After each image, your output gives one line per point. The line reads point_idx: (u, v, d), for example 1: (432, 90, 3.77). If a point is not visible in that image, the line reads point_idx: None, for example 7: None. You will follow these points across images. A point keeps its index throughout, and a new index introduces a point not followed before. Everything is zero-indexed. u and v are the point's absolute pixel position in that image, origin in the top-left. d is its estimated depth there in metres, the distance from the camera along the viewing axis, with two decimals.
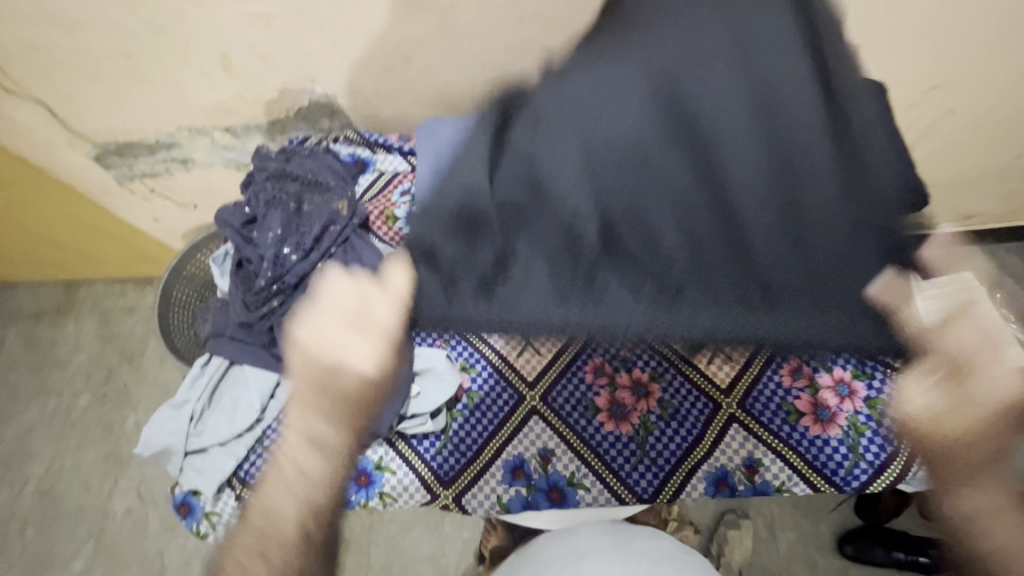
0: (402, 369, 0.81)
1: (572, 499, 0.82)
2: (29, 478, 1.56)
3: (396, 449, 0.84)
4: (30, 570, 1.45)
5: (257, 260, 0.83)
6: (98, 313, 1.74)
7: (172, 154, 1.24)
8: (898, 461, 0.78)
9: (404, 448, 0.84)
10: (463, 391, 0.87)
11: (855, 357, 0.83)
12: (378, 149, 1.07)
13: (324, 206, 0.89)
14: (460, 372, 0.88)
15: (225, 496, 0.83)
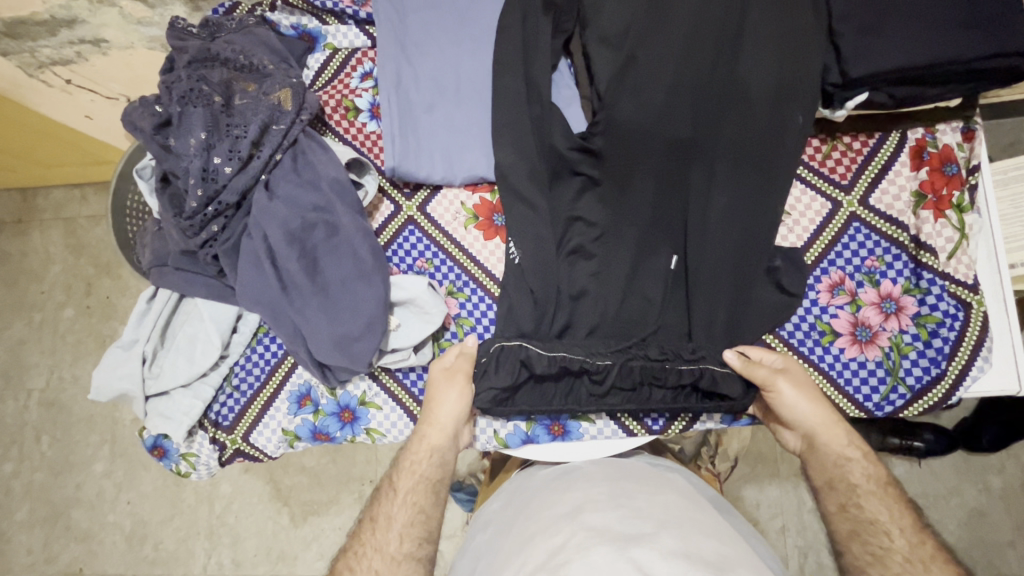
0: (375, 299, 0.68)
1: (576, 431, 0.75)
2: (31, 391, 1.48)
3: (380, 384, 0.76)
4: (55, 473, 1.45)
5: (183, 174, 0.67)
6: (62, 223, 1.54)
7: (78, 32, 0.99)
8: (941, 385, 0.69)
9: (390, 381, 0.76)
10: (451, 319, 0.76)
11: (908, 270, 0.71)
12: (327, 17, 0.84)
13: (259, 99, 0.70)
14: (447, 297, 0.77)
15: (199, 439, 0.76)
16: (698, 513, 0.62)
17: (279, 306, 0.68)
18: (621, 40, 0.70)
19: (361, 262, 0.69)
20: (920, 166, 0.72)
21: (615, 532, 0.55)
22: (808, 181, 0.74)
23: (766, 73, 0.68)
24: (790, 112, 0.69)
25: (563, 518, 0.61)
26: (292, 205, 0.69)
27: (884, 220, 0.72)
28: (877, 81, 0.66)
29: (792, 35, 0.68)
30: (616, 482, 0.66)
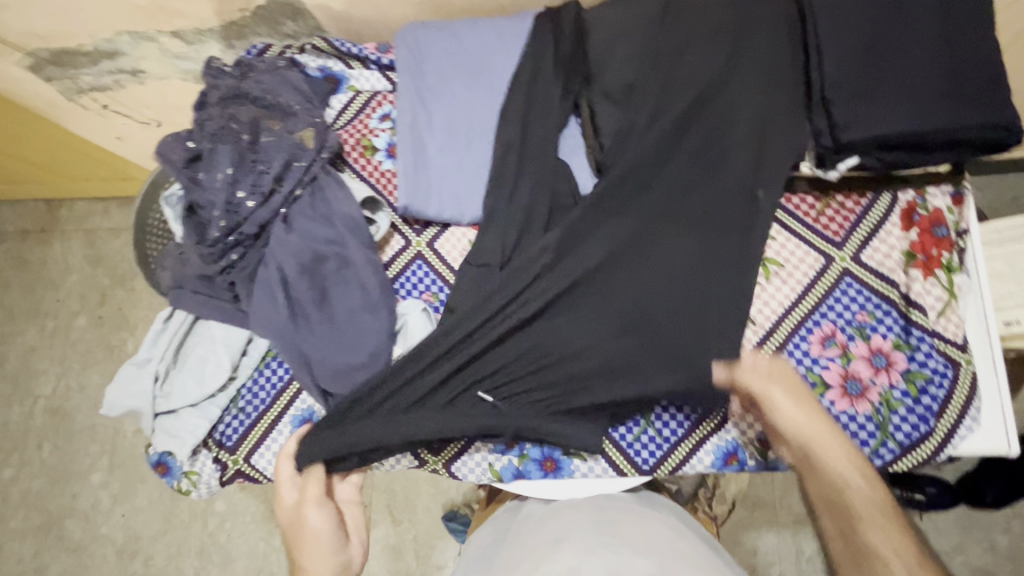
0: (379, 333, 0.71)
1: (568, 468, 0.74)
2: (38, 397, 1.51)
3: None
4: (53, 482, 1.46)
5: (207, 206, 0.71)
6: (83, 234, 1.59)
7: (118, 63, 1.06)
8: (930, 442, 0.70)
9: None
10: None
11: (899, 325, 0.73)
12: (353, 62, 0.90)
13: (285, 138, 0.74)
14: None
15: (203, 458, 0.78)
16: (680, 543, 0.66)
17: (285, 335, 0.70)
18: (624, 100, 0.76)
19: (369, 296, 0.72)
20: (911, 227, 0.75)
21: (597, 560, 0.59)
22: (799, 234, 0.77)
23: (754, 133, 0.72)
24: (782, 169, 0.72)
25: (547, 547, 0.64)
26: (307, 238, 0.72)
27: (876, 277, 0.74)
28: (866, 146, 0.70)
29: (782, 102, 0.73)
30: (600, 513, 0.70)
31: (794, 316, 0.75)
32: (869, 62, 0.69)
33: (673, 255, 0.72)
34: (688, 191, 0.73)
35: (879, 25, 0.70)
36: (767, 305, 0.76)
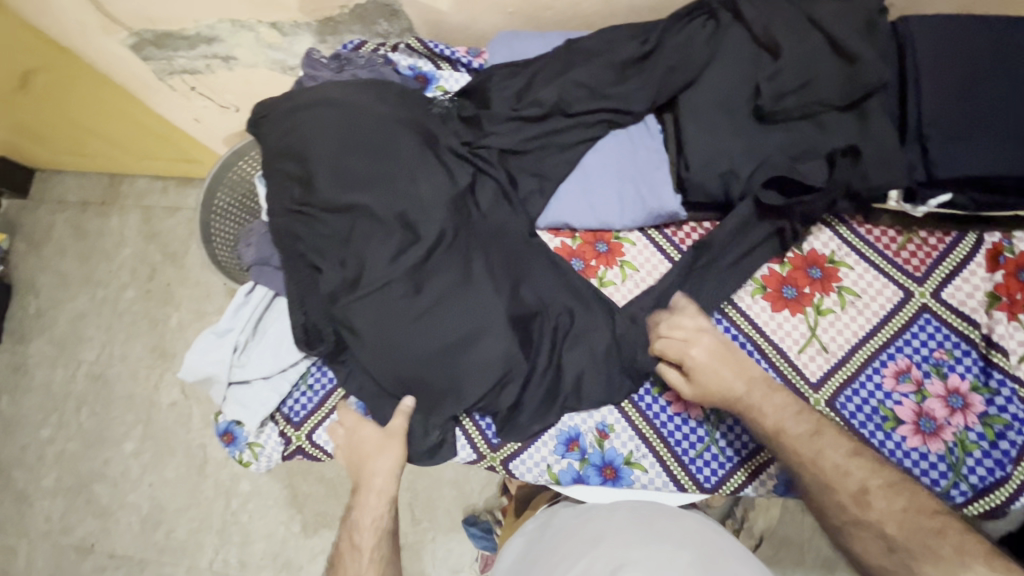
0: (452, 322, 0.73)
1: (627, 478, 0.75)
2: (81, 361, 1.54)
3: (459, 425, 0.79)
4: (87, 445, 1.48)
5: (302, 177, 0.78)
6: (140, 210, 1.61)
7: (213, 49, 1.11)
8: (1004, 489, 0.69)
9: (469, 425, 0.79)
10: None
11: (977, 367, 0.72)
12: (442, 63, 0.93)
13: (404, 104, 0.81)
14: None
15: (268, 430, 0.80)
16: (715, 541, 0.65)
17: (382, 318, 0.73)
18: (710, 115, 0.75)
19: (446, 287, 0.74)
20: (996, 268, 0.74)
21: (638, 552, 0.61)
22: (877, 264, 0.77)
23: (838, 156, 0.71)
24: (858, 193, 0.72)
25: (586, 545, 0.65)
26: (388, 214, 0.75)
27: (957, 316, 0.74)
28: (960, 184, 0.69)
29: (874, 132, 0.71)
30: (636, 509, 0.70)
31: (865, 349, 0.75)
32: (970, 102, 0.69)
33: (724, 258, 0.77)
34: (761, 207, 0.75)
35: (982, 67, 0.69)
36: (840, 331, 0.76)
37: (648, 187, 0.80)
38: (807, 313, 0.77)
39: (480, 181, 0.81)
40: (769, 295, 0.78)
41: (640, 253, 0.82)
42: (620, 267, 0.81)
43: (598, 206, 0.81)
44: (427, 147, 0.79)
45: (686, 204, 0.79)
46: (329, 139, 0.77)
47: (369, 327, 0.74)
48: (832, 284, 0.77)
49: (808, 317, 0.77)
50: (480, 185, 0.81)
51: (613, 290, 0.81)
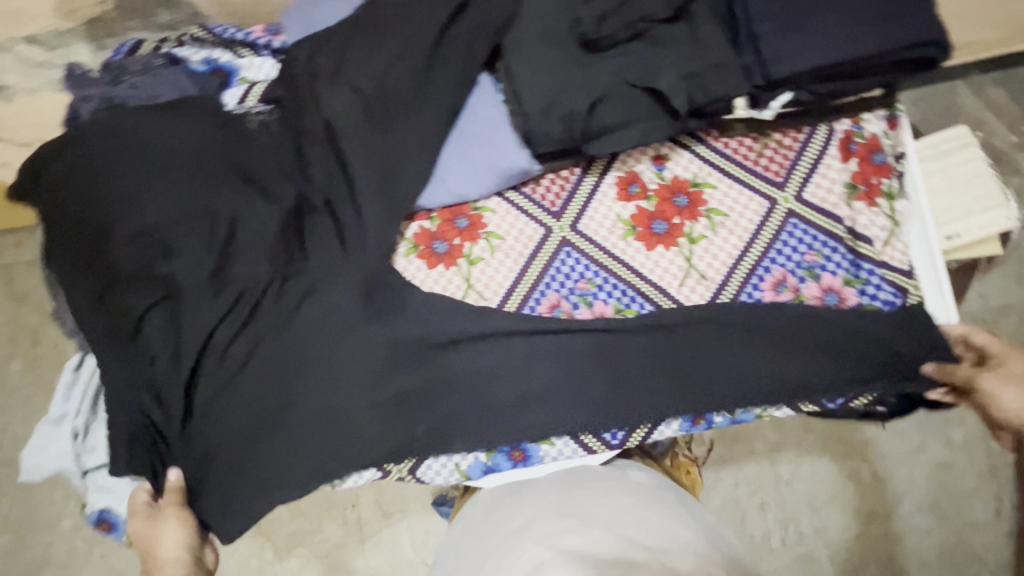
0: (311, 344, 0.69)
1: (537, 454, 0.72)
2: None
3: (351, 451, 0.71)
4: None
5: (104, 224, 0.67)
6: None
7: None
8: None
9: None
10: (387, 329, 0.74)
11: (848, 261, 0.72)
12: (238, 48, 0.80)
13: (202, 116, 0.71)
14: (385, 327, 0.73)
15: None
16: (642, 513, 0.65)
17: (242, 362, 0.67)
18: (535, 54, 0.67)
19: (296, 311, 0.69)
20: (850, 156, 0.73)
21: (566, 540, 0.61)
22: (739, 178, 0.74)
23: (675, 70, 0.64)
24: (704, 100, 0.65)
25: (514, 539, 0.65)
26: (199, 257, 0.67)
27: (822, 214, 0.72)
28: (797, 81, 0.65)
29: (699, 40, 0.65)
30: (565, 490, 0.69)
31: (742, 268, 0.73)
32: None
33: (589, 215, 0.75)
34: (607, 146, 0.68)
35: None
36: (714, 256, 0.73)
37: (491, 147, 0.72)
38: (682, 245, 0.74)
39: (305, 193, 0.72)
40: (641, 235, 0.74)
41: (504, 220, 0.76)
42: (485, 240, 0.75)
43: (449, 180, 0.73)
44: (237, 166, 0.70)
45: (536, 157, 0.72)
46: (122, 195, 0.67)
47: (222, 415, 0.67)
48: (700, 208, 0.74)
49: (683, 248, 0.74)
50: (310, 192, 0.72)
51: (483, 266, 0.74)
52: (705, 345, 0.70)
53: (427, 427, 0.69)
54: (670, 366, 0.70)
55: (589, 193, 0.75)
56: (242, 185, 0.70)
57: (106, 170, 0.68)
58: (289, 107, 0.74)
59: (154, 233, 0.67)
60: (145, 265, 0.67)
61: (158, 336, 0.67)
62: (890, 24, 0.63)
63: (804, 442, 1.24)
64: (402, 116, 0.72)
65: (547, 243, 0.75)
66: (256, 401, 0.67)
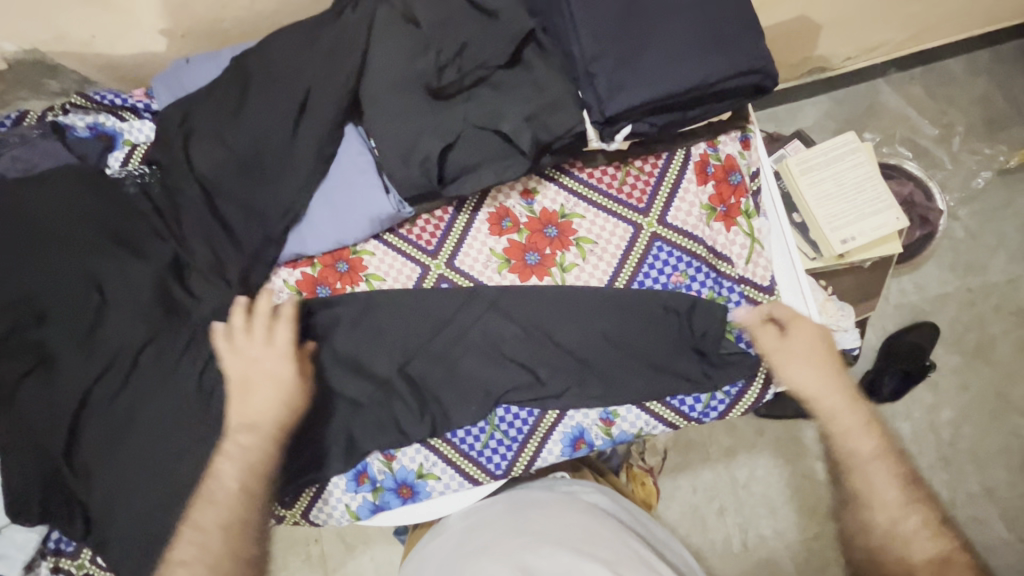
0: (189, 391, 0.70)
1: (425, 491, 0.75)
2: None
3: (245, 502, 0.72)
4: None
5: None
6: None
7: None
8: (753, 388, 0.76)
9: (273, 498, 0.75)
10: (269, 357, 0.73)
11: (710, 279, 0.75)
12: (121, 112, 0.83)
13: (75, 181, 0.74)
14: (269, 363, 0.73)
15: (42, 572, 0.72)
16: (599, 536, 0.63)
17: (123, 419, 0.69)
18: (387, 105, 0.70)
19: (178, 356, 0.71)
20: (706, 180, 0.76)
21: (518, 559, 0.58)
22: (605, 206, 0.77)
23: (516, 113, 0.68)
24: (544, 135, 0.69)
25: (468, 556, 0.62)
26: (76, 321, 0.69)
27: (683, 236, 0.75)
28: (634, 114, 0.68)
29: (536, 82, 0.69)
30: (522, 513, 0.67)
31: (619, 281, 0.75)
32: (623, 26, 0.67)
33: (466, 251, 0.78)
34: (465, 186, 0.72)
35: None
36: (588, 279, 0.76)
37: (358, 195, 0.75)
38: (555, 275, 0.76)
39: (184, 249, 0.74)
40: (514, 267, 0.76)
41: (382, 261, 0.78)
42: (366, 282, 0.77)
43: (323, 228, 0.76)
44: (116, 229, 0.73)
45: (404, 200, 0.74)
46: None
47: (106, 472, 0.68)
48: (570, 238, 0.77)
49: (556, 278, 0.76)
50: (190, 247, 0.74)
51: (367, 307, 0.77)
52: (582, 362, 0.74)
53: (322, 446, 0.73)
54: (552, 383, 0.73)
55: (463, 230, 0.78)
56: (114, 250, 0.72)
57: None
58: (163, 166, 0.76)
59: (27, 303, 0.69)
60: (19, 334, 0.69)
61: (33, 405, 0.68)
62: (714, 55, 0.67)
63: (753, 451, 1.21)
64: (271, 169, 0.75)
65: (425, 281, 0.77)
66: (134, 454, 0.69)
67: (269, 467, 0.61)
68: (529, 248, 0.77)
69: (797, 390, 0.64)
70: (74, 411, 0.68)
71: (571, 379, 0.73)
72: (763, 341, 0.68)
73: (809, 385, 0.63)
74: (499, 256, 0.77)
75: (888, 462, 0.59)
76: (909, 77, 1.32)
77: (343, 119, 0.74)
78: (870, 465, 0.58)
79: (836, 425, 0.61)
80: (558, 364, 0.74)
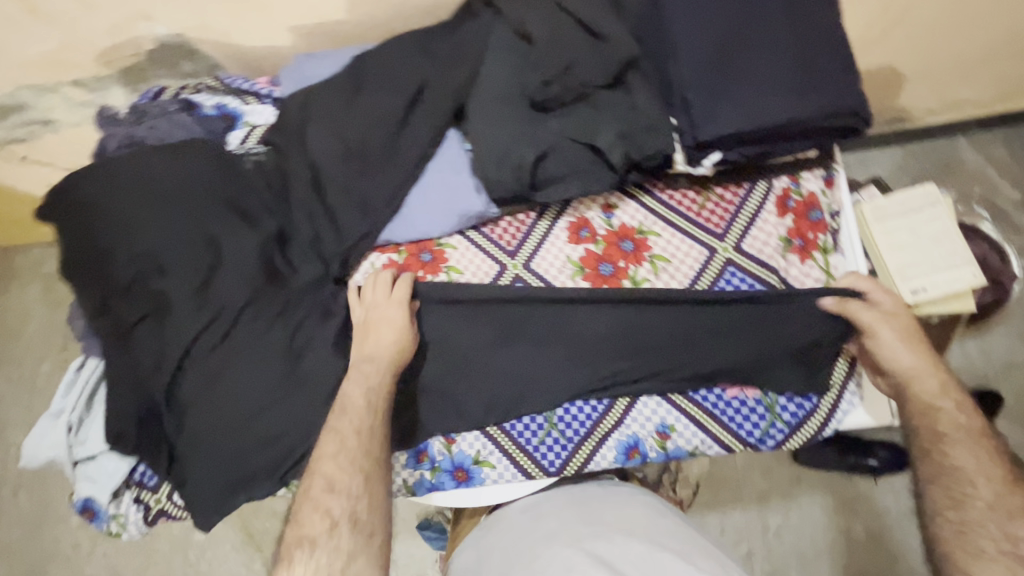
0: (278, 349, 0.76)
1: (479, 477, 0.78)
2: (8, 449, 1.39)
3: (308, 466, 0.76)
4: (30, 528, 1.35)
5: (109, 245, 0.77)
6: (39, 280, 1.47)
7: (28, 116, 1.02)
8: (812, 420, 0.76)
9: None
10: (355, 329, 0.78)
11: None
12: (245, 96, 0.91)
13: (203, 153, 0.82)
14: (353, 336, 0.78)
15: (126, 499, 0.79)
16: (661, 536, 0.71)
17: (217, 370, 0.75)
18: (490, 113, 0.75)
19: (275, 317, 0.77)
20: (786, 213, 0.78)
21: (591, 549, 0.68)
22: (682, 227, 0.80)
23: (612, 130, 0.72)
24: (636, 153, 0.72)
25: (542, 541, 0.71)
26: (187, 278, 0.76)
27: (758, 264, 0.77)
28: (725, 142, 0.71)
29: (634, 104, 0.73)
30: (583, 501, 0.76)
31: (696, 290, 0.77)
32: (723, 59, 0.71)
33: (544, 255, 0.81)
34: (553, 193, 0.76)
35: (730, 23, 0.72)
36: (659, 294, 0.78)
37: (451, 192, 0.80)
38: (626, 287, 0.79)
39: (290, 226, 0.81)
40: (588, 275, 0.80)
41: (464, 256, 0.83)
42: (446, 274, 0.81)
43: (414, 219, 0.81)
44: (233, 199, 0.80)
45: (492, 202, 0.80)
46: (127, 221, 0.77)
47: (197, 415, 0.74)
48: (644, 254, 0.80)
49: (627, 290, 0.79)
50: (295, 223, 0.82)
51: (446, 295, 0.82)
52: (646, 373, 0.76)
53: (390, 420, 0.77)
54: (615, 389, 0.76)
55: (543, 235, 0.82)
56: (230, 217, 0.79)
57: (115, 198, 0.78)
58: (279, 148, 0.83)
59: (149, 256, 0.76)
60: (142, 281, 0.76)
61: (145, 347, 0.75)
62: (809, 95, 0.70)
63: (792, 495, 1.20)
64: (376, 160, 0.81)
65: (502, 278, 0.81)
66: (222, 404, 0.74)
67: (386, 400, 0.70)
68: (604, 258, 0.80)
69: (901, 368, 0.70)
70: (177, 358, 0.75)
71: (633, 388, 0.76)
72: (858, 320, 0.72)
73: (899, 359, 0.70)
74: (574, 263, 0.80)
75: (983, 440, 0.64)
76: (993, 138, 1.30)
77: (446, 124, 0.80)
78: (972, 437, 0.63)
79: (927, 396, 0.67)
80: (624, 371, 0.76)
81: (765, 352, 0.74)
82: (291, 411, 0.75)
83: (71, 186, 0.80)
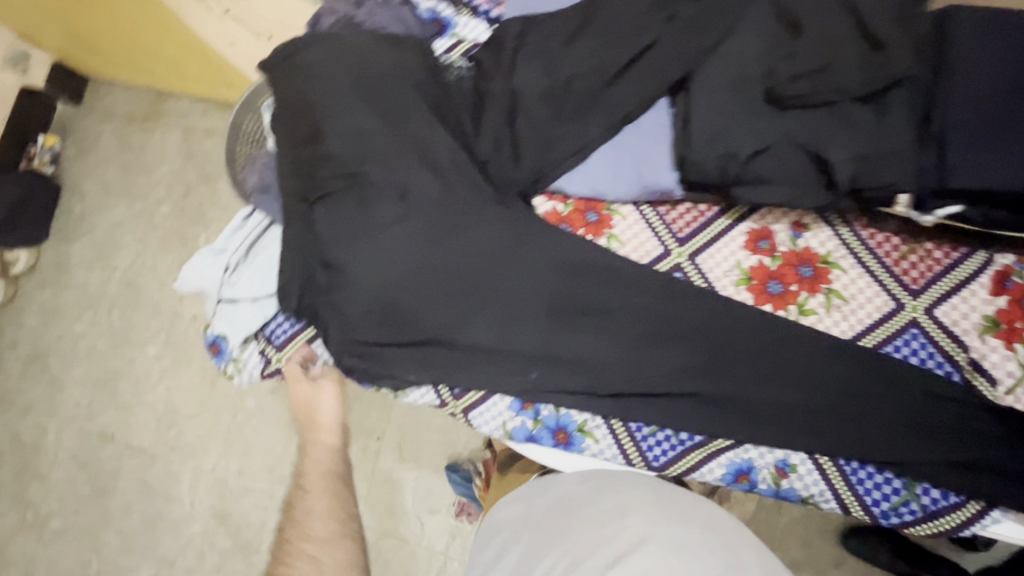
0: (439, 257, 0.77)
1: (579, 445, 0.78)
2: (115, 267, 1.51)
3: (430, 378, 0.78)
4: (114, 344, 1.47)
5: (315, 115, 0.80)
6: (182, 128, 1.54)
7: None
8: (958, 514, 0.70)
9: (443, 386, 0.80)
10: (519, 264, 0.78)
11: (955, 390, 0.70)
12: (461, 7, 0.90)
13: (415, 52, 0.82)
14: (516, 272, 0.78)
15: (251, 348, 0.86)
16: (702, 556, 0.63)
17: (377, 257, 0.77)
18: (720, 93, 0.71)
19: (443, 228, 0.77)
20: (1000, 293, 0.71)
21: (663, 532, 0.66)
22: (871, 270, 0.74)
23: (851, 147, 0.66)
24: (869, 179, 0.66)
25: (608, 517, 0.69)
26: (376, 164, 0.78)
27: (946, 335, 0.71)
28: (972, 197, 0.64)
29: (886, 126, 0.66)
30: (657, 489, 0.73)
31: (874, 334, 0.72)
32: (1003, 110, 0.64)
33: (715, 253, 0.78)
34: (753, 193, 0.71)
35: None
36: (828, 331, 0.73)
37: (644, 161, 0.77)
38: (790, 312, 0.74)
39: (475, 145, 0.81)
40: (753, 288, 0.76)
41: (629, 227, 0.80)
42: (607, 239, 0.80)
43: (595, 177, 0.79)
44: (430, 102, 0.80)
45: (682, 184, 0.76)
46: (337, 97, 0.79)
47: (349, 295, 0.77)
48: (821, 284, 0.75)
49: (791, 315, 0.74)
50: (479, 144, 0.81)
51: None
52: (791, 404, 0.72)
53: (518, 361, 0.77)
54: (753, 411, 0.72)
55: (717, 233, 0.78)
56: (425, 120, 0.79)
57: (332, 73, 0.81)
58: (484, 69, 0.83)
59: (347, 134, 0.79)
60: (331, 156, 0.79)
61: (323, 217, 0.78)
62: None
63: (826, 574, 1.14)
64: (576, 108, 0.79)
65: (664, 262, 0.78)
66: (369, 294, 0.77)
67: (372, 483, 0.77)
68: (773, 277, 0.76)
69: None
70: (346, 236, 0.77)
71: (772, 415, 0.72)
72: None
73: None
74: (742, 272, 0.77)
75: None
76: None
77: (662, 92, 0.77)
78: None
79: None
80: (772, 394, 0.72)
81: (932, 428, 0.69)
82: (436, 321, 0.77)
83: (297, 50, 0.84)
